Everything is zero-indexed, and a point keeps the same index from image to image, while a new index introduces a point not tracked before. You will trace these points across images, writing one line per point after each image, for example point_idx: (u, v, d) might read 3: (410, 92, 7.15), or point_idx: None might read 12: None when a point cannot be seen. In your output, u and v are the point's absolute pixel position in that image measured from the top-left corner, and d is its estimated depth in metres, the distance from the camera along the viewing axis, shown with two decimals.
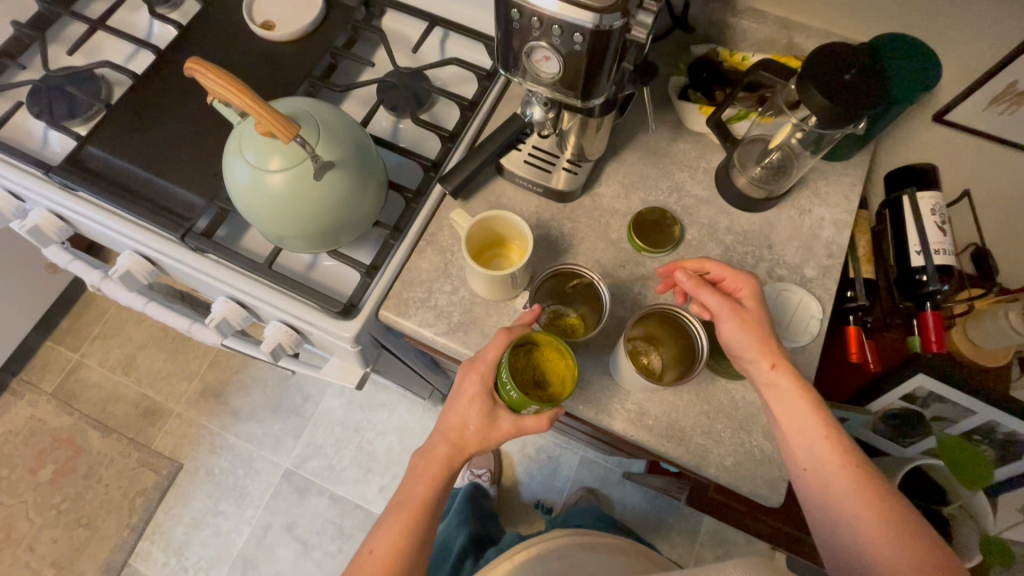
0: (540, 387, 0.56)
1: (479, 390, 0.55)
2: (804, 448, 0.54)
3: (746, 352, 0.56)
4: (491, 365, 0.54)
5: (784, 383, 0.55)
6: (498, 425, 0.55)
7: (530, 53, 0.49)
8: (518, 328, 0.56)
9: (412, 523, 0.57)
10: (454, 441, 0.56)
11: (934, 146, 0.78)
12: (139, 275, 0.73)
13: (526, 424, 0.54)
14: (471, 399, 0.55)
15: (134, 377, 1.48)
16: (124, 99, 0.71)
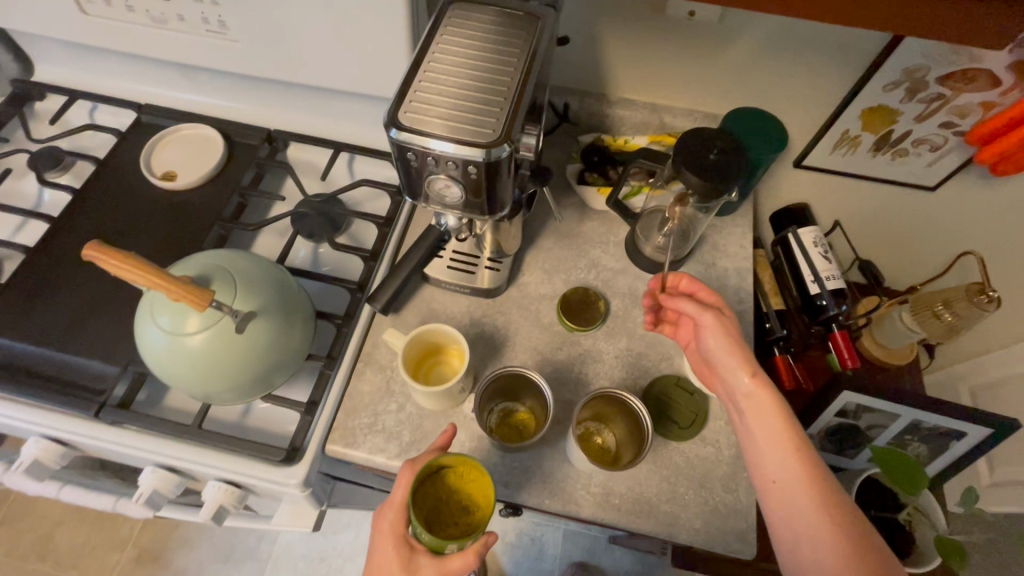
0: (466, 514, 0.52)
1: (391, 542, 0.50)
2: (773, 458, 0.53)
3: (727, 360, 0.59)
4: (399, 507, 0.50)
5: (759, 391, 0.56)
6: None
7: (431, 184, 0.53)
8: (424, 458, 0.53)
9: None
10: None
11: (801, 187, 0.89)
12: (49, 461, 0.66)
13: (451, 566, 0.48)
14: (384, 555, 0.50)
15: (52, 561, 1.30)
16: (15, 277, 0.67)
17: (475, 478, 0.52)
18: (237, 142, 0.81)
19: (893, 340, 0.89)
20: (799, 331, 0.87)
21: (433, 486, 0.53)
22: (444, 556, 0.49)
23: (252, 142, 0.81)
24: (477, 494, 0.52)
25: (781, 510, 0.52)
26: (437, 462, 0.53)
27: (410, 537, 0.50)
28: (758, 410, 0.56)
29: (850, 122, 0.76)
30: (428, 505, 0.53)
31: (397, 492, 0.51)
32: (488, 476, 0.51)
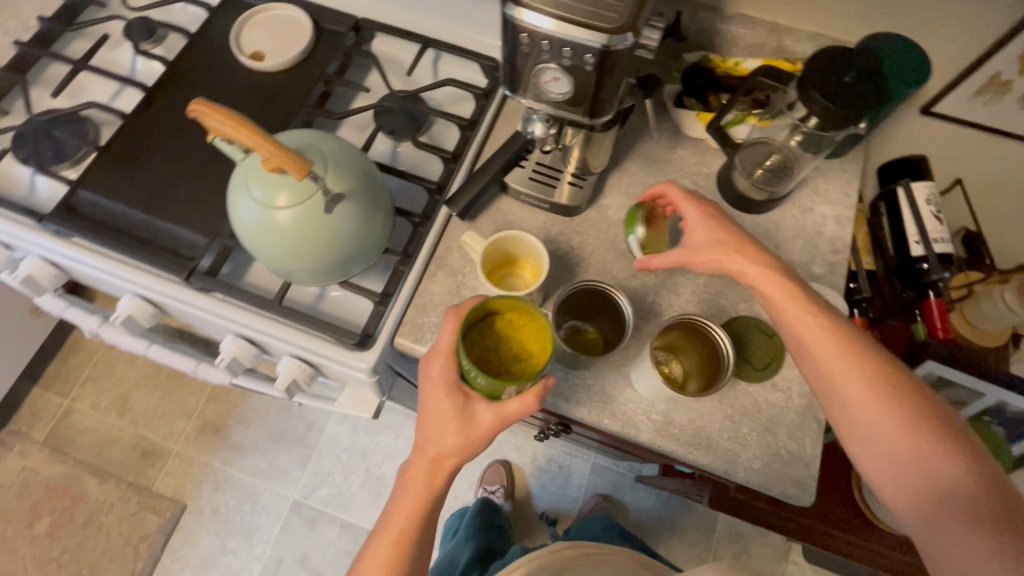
0: (518, 361, 0.52)
1: (443, 385, 0.51)
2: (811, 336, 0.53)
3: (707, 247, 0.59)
4: (449, 354, 0.51)
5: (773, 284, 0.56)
6: (478, 421, 0.50)
7: (538, 76, 0.49)
8: (468, 305, 0.53)
9: (402, 550, 0.52)
10: (430, 455, 0.52)
11: (924, 137, 0.80)
12: (141, 319, 0.71)
13: (510, 407, 0.50)
14: (436, 398, 0.51)
15: (129, 419, 1.44)
16: (113, 142, 0.69)
17: (527, 324, 0.53)
18: (324, 27, 0.78)
19: (986, 320, 0.81)
20: (886, 295, 0.81)
21: (480, 334, 0.54)
22: (503, 400, 0.50)
23: (338, 28, 0.78)
24: (528, 341, 0.53)
25: (829, 376, 0.52)
26: (482, 308, 0.53)
27: (462, 382, 0.52)
28: (757, 269, 0.56)
29: (1005, 64, 0.66)
30: (477, 352, 0.53)
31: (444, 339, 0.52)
32: (542, 322, 0.52)
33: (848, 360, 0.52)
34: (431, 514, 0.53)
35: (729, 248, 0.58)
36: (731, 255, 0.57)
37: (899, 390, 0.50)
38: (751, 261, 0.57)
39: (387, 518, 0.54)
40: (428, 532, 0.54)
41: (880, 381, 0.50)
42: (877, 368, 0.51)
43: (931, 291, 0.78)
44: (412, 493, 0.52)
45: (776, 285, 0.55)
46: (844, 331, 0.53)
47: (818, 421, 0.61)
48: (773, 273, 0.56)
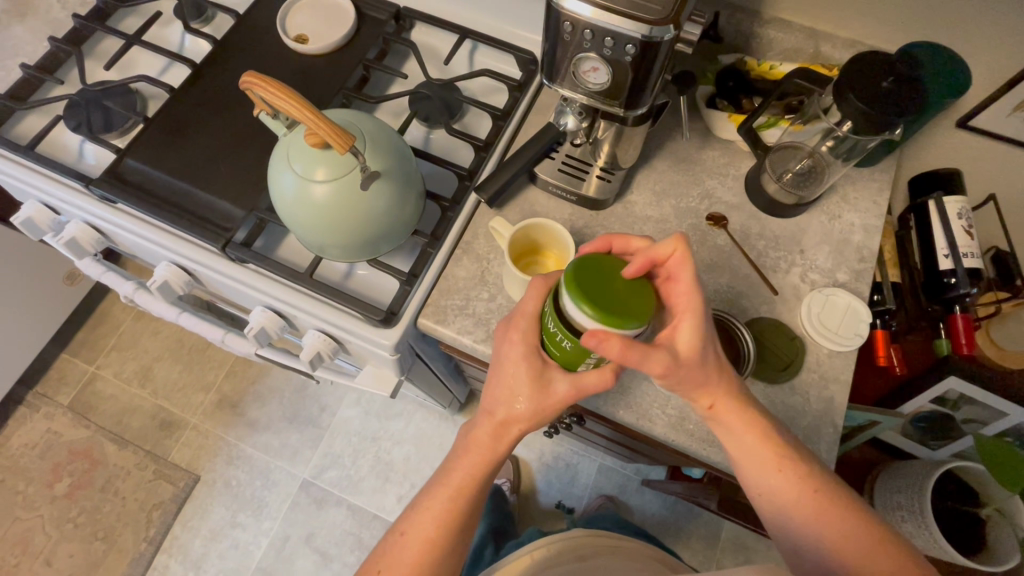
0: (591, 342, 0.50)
1: (522, 351, 0.52)
2: (760, 469, 0.52)
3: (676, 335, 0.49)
4: (534, 317, 0.52)
5: (727, 417, 0.52)
6: (553, 389, 0.51)
7: (578, 65, 0.50)
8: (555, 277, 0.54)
9: (452, 509, 0.54)
10: (497, 419, 0.53)
11: (959, 152, 0.78)
12: (176, 285, 0.74)
13: (586, 381, 0.50)
14: (513, 361, 0.52)
15: (150, 389, 1.48)
16: (160, 114, 0.72)
17: None
18: (366, 14, 0.80)
19: (1015, 342, 0.77)
20: (910, 309, 0.80)
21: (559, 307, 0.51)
22: (579, 372, 0.51)
23: (379, 16, 0.80)
24: None
25: (781, 516, 0.52)
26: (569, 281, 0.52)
27: (540, 349, 0.52)
28: (716, 395, 0.51)
29: None
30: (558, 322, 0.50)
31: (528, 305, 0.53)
32: None
33: (800, 504, 0.51)
34: (488, 476, 0.55)
35: (688, 362, 0.48)
36: (685, 372, 0.49)
37: (853, 535, 0.49)
38: (712, 383, 0.51)
39: (445, 474, 0.55)
40: (479, 497, 0.55)
41: (829, 530, 0.49)
42: (833, 514, 0.50)
43: (958, 306, 0.76)
44: (475, 453, 0.54)
45: (739, 417, 0.52)
46: (799, 475, 0.51)
47: (835, 427, 0.61)
48: (740, 404, 0.52)
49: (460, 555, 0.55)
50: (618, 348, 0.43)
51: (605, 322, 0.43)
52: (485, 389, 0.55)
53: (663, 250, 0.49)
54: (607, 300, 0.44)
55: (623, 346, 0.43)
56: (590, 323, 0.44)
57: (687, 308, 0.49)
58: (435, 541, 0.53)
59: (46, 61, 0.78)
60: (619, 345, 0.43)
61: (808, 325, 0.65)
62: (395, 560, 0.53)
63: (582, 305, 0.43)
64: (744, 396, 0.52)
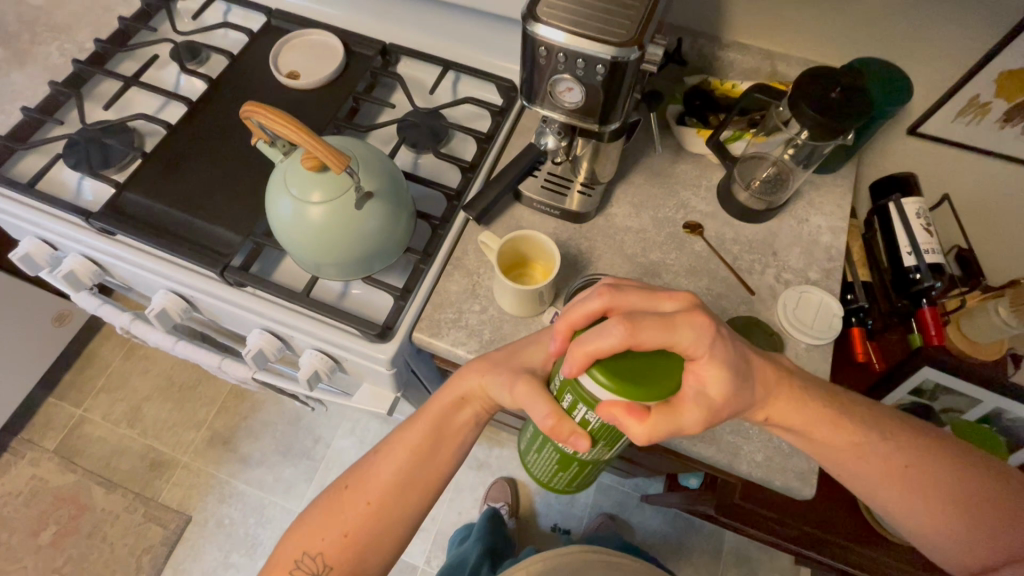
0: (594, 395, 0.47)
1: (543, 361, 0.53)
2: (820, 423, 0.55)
3: (704, 372, 0.47)
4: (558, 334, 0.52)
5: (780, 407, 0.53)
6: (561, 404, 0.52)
7: (554, 86, 0.55)
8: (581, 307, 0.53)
9: (427, 438, 0.57)
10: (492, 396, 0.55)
11: (913, 157, 0.84)
12: (174, 313, 0.76)
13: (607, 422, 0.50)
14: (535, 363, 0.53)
15: (139, 429, 1.46)
16: (159, 149, 0.75)
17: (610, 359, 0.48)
18: (354, 50, 0.85)
19: (982, 334, 0.79)
20: (882, 306, 0.84)
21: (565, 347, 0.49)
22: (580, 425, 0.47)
23: (367, 52, 0.85)
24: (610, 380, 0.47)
25: (881, 493, 0.55)
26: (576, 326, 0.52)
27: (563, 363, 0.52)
28: (785, 395, 0.54)
29: (982, 86, 0.71)
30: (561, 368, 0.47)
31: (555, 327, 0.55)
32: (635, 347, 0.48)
33: (864, 441, 0.55)
34: (460, 413, 0.58)
35: (718, 398, 0.47)
36: (729, 401, 0.49)
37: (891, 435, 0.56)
38: (761, 399, 0.53)
39: (424, 410, 0.58)
40: (455, 433, 0.58)
41: (932, 484, 0.53)
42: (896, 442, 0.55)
43: (925, 300, 0.80)
44: (449, 390, 0.57)
45: (808, 413, 0.54)
46: (883, 450, 0.55)
47: None
48: (800, 403, 0.54)
49: (433, 490, 0.57)
50: (633, 418, 0.41)
51: (622, 385, 0.40)
52: (491, 360, 0.56)
53: (609, 349, 0.40)
54: (615, 367, 0.41)
55: (637, 415, 0.41)
56: (604, 394, 0.41)
57: (693, 348, 0.45)
58: (405, 466, 0.56)
59: (46, 104, 0.81)
60: (638, 420, 0.41)
61: (786, 321, 0.68)
62: (366, 481, 0.56)
63: (598, 374, 0.40)
64: (795, 389, 0.54)
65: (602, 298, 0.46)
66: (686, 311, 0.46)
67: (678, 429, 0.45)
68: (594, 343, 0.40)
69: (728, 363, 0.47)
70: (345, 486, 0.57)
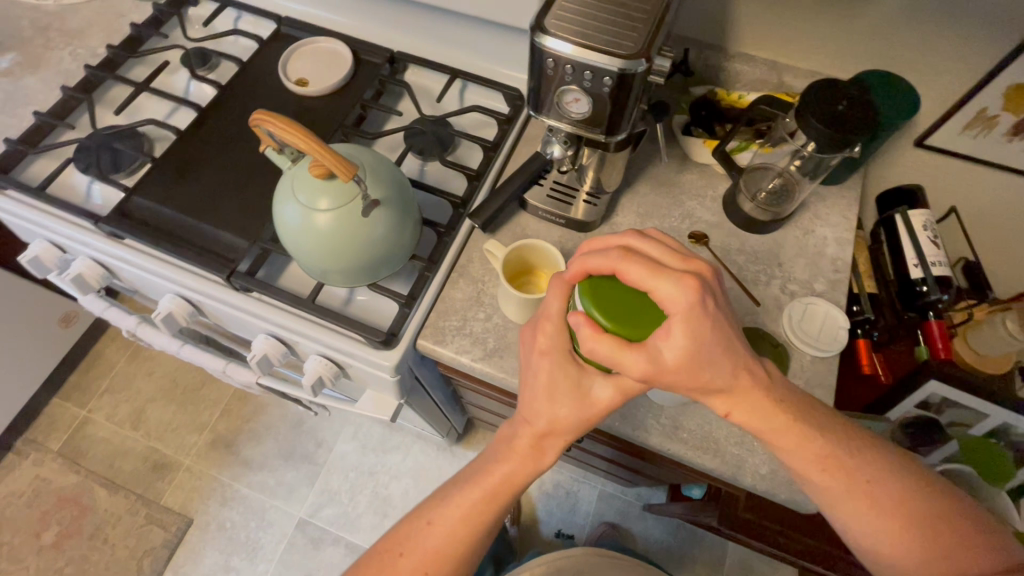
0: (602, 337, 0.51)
1: (550, 373, 0.51)
2: (784, 433, 0.50)
3: (674, 331, 0.44)
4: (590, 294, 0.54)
5: (746, 400, 0.49)
6: (594, 397, 0.50)
7: (561, 97, 0.55)
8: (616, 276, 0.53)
9: (485, 510, 0.54)
10: (538, 429, 0.53)
11: (920, 169, 0.84)
12: (180, 317, 0.76)
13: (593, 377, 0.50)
14: (552, 383, 0.51)
15: (143, 431, 1.46)
16: (168, 154, 0.75)
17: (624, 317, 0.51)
18: (363, 58, 0.86)
19: (990, 348, 0.79)
20: (888, 318, 0.84)
21: None
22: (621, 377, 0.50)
23: (375, 60, 0.85)
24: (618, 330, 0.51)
25: (843, 509, 0.51)
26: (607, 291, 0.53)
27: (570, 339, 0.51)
28: (762, 407, 0.49)
29: (990, 100, 0.71)
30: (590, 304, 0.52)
31: (551, 339, 0.51)
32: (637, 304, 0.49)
33: (826, 451, 0.51)
34: (525, 482, 0.55)
35: (674, 365, 0.44)
36: (693, 370, 0.45)
37: (854, 448, 0.52)
38: (727, 388, 0.48)
39: (480, 477, 0.55)
40: (511, 500, 0.56)
41: (894, 502, 0.50)
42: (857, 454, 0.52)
43: (932, 313, 0.79)
44: (513, 460, 0.54)
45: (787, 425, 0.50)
46: (855, 463, 0.51)
47: None
48: (767, 407, 0.50)
49: (479, 552, 0.56)
50: (586, 334, 0.45)
51: (595, 302, 0.46)
52: (524, 389, 0.54)
53: (598, 266, 0.47)
54: (599, 288, 0.46)
55: (590, 332, 0.45)
56: (580, 309, 0.47)
57: (676, 304, 0.44)
58: (460, 535, 0.54)
59: (58, 109, 0.82)
60: (589, 336, 0.45)
61: (790, 333, 0.68)
62: (416, 546, 0.54)
63: (583, 291, 0.47)
64: (767, 379, 0.49)
65: (628, 238, 0.50)
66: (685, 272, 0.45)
67: (622, 370, 0.45)
68: (591, 260, 0.47)
69: (709, 328, 0.44)
70: (393, 551, 0.55)
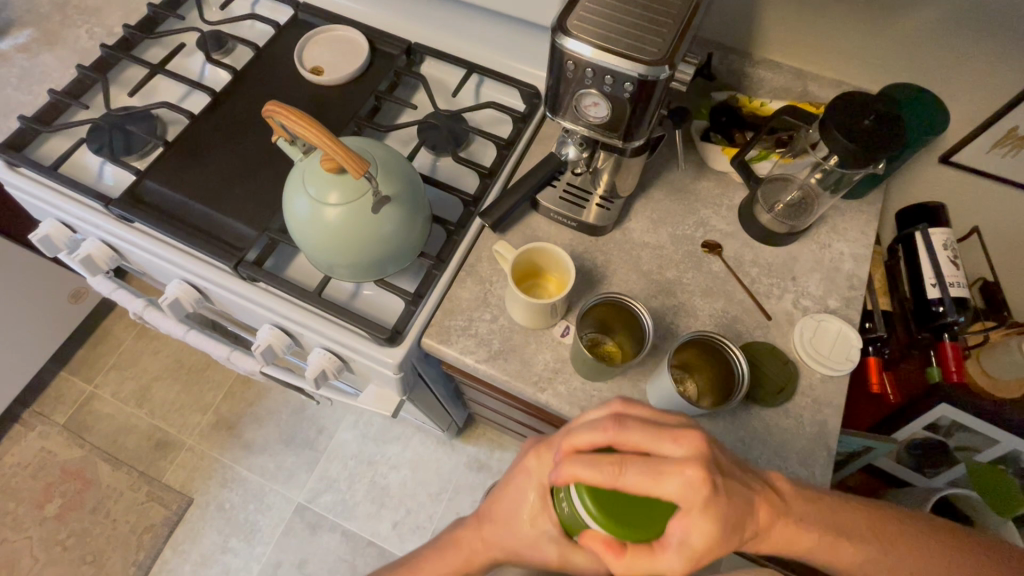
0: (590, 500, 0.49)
1: (543, 530, 0.51)
2: (809, 543, 0.52)
3: (696, 525, 0.42)
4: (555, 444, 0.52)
5: (776, 534, 0.50)
6: (540, 545, 0.52)
7: (579, 101, 0.54)
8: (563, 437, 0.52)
9: None
10: (484, 534, 0.59)
11: (943, 186, 0.82)
12: (186, 303, 0.76)
13: (575, 558, 0.51)
14: (538, 537, 0.52)
15: (147, 409, 1.47)
16: (180, 138, 0.75)
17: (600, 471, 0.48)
18: (379, 49, 0.85)
19: (1005, 371, 0.77)
20: (901, 337, 0.82)
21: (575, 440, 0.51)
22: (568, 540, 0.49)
23: (392, 51, 0.84)
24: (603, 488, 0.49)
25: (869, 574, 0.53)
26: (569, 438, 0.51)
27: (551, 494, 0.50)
28: (808, 537, 0.51)
29: (1022, 118, 0.69)
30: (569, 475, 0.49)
31: (536, 474, 0.52)
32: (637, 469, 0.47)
33: (847, 544, 0.52)
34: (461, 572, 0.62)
35: (705, 547, 0.43)
36: (720, 545, 0.45)
37: (867, 523, 0.54)
38: (751, 538, 0.48)
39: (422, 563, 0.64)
40: None
41: (913, 559, 0.53)
42: (871, 527, 0.54)
43: (947, 334, 0.77)
44: (458, 551, 0.61)
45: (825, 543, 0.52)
46: (867, 532, 0.53)
47: (829, 450, 0.62)
48: (798, 532, 0.50)
49: None
50: (611, 555, 0.42)
51: (606, 522, 0.42)
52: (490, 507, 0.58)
53: (598, 479, 0.42)
54: (605, 494, 0.43)
55: (615, 552, 0.42)
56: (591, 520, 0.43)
57: (686, 498, 0.42)
58: None
59: (73, 88, 0.82)
60: (614, 556, 0.43)
61: (801, 350, 0.67)
62: None
63: (586, 501, 0.43)
64: (800, 518, 0.50)
65: (608, 431, 0.46)
66: (686, 466, 0.43)
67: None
68: (581, 469, 0.43)
69: (726, 519, 0.44)
70: None
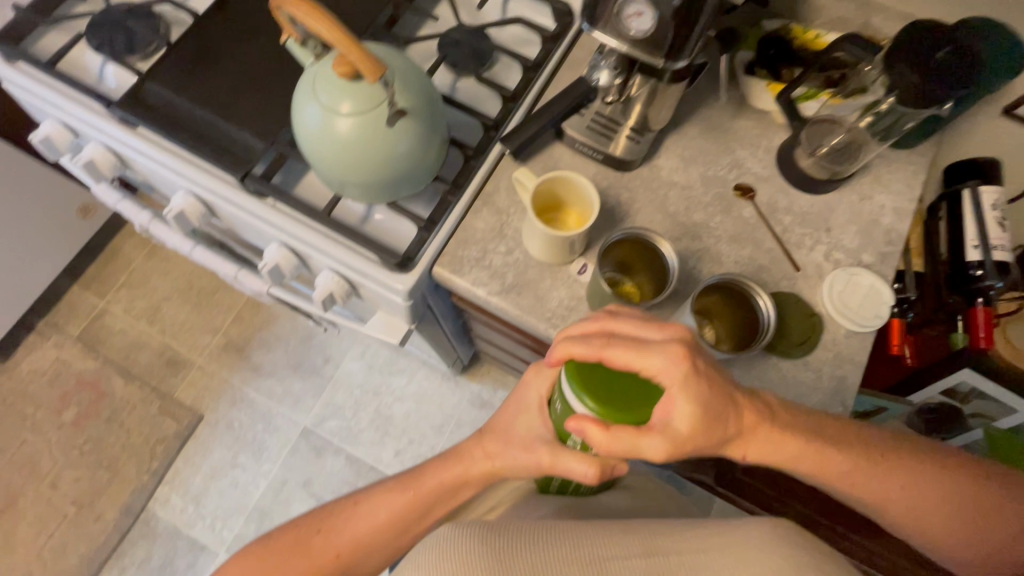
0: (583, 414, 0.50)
1: (536, 432, 0.53)
2: (802, 454, 0.51)
3: (675, 404, 0.44)
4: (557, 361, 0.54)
5: (762, 440, 0.49)
6: (534, 448, 0.53)
7: (620, 12, 0.50)
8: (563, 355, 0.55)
9: (410, 506, 0.59)
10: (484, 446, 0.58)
11: (1001, 142, 0.75)
12: (192, 217, 0.74)
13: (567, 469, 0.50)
14: (529, 439, 0.54)
15: (158, 327, 1.49)
16: (184, 38, 0.70)
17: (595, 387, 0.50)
18: None
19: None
20: (929, 301, 0.79)
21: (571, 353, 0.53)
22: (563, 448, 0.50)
23: None
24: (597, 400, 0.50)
25: (859, 487, 0.52)
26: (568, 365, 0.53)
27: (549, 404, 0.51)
28: (796, 445, 0.50)
29: None
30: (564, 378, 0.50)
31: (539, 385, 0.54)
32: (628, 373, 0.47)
33: (841, 459, 0.52)
34: (454, 493, 0.60)
35: (687, 433, 0.44)
36: (703, 434, 0.45)
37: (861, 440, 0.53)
38: (738, 437, 0.49)
39: (411, 478, 0.60)
40: (437, 506, 0.60)
41: (903, 473, 0.53)
42: (866, 444, 0.53)
43: (981, 299, 0.74)
44: (453, 464, 0.60)
45: (812, 453, 0.51)
46: (860, 445, 0.53)
47: (845, 407, 0.61)
48: (783, 440, 0.50)
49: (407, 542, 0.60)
50: (601, 434, 0.42)
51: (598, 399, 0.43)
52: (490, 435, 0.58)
53: (587, 353, 0.44)
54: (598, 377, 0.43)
55: (604, 429, 0.42)
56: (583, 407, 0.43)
57: (670, 376, 0.43)
58: (384, 523, 0.58)
59: None
60: (603, 436, 0.42)
61: (828, 303, 0.64)
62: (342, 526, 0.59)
63: (581, 392, 0.43)
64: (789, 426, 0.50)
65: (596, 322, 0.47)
66: (668, 346, 0.44)
67: (641, 456, 0.43)
68: (575, 346, 0.44)
69: (709, 402, 0.45)
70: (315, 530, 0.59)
